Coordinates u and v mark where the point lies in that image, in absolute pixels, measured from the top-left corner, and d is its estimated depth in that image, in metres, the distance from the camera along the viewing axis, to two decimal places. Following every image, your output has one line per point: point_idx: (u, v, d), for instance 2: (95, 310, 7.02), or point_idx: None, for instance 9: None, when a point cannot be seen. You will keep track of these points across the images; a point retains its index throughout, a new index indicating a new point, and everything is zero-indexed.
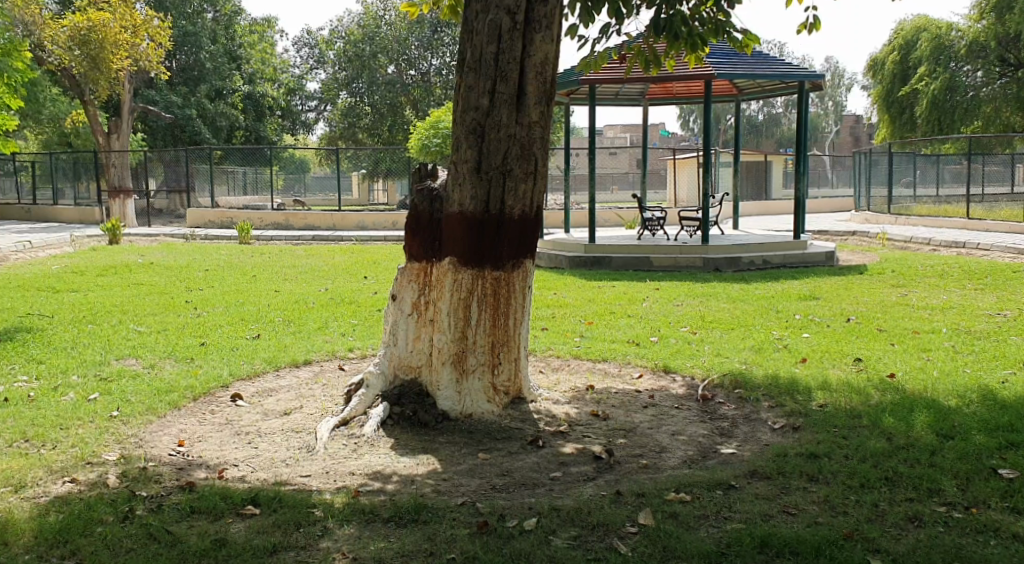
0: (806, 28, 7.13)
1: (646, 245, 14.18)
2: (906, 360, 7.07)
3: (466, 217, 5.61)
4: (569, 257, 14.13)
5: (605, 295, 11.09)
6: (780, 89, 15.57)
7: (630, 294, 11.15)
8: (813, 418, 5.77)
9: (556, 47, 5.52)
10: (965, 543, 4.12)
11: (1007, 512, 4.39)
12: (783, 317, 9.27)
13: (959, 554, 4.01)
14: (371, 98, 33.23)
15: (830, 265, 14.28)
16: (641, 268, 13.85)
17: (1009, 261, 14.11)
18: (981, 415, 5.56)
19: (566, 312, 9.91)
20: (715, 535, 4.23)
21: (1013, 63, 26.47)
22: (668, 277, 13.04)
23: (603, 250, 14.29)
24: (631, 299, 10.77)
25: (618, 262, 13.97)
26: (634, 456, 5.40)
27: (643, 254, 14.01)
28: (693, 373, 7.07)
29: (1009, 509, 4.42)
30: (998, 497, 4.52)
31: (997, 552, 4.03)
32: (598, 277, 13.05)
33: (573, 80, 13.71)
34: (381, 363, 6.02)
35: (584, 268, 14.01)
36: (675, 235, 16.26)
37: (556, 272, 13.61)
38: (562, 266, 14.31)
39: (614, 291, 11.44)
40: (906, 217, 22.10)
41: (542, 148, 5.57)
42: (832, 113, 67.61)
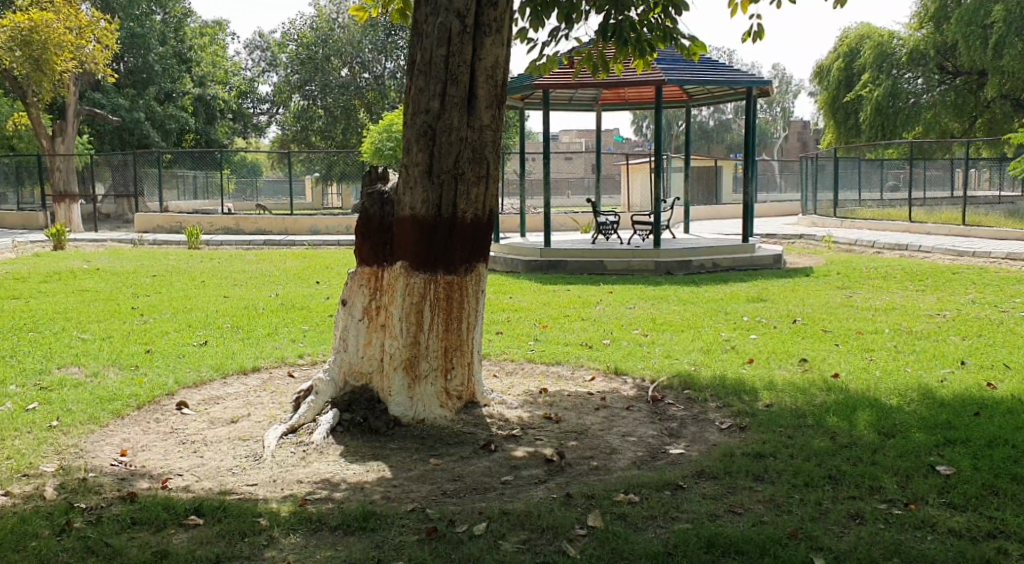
0: (750, 36, 7.37)
1: (601, 249, 14.29)
2: (849, 360, 7.21)
3: (418, 221, 5.61)
4: (525, 261, 14.23)
5: (558, 299, 11.14)
6: (728, 96, 15.87)
7: (584, 297, 11.22)
8: (759, 418, 5.86)
9: (506, 51, 5.58)
10: (904, 539, 4.19)
11: (943, 508, 4.47)
12: (731, 319, 9.37)
13: (897, 549, 4.08)
14: (325, 100, 32.98)
15: (777, 267, 14.45)
16: (595, 272, 13.98)
17: (948, 264, 14.48)
18: (919, 413, 5.69)
19: (520, 316, 9.93)
20: (661, 537, 4.25)
21: (951, 72, 27.41)
22: (621, 280, 13.15)
23: (558, 254, 14.37)
24: (585, 302, 10.83)
25: (573, 266, 14.07)
26: (585, 458, 5.41)
27: (596, 258, 14.12)
28: (643, 376, 7.13)
29: (945, 504, 4.50)
30: (936, 493, 4.60)
31: (933, 547, 4.11)
32: (553, 280, 13.10)
33: (527, 85, 13.75)
34: (330, 369, 5.96)
35: (539, 272, 14.10)
36: (628, 239, 16.37)
37: (511, 277, 13.64)
38: (518, 269, 14.36)
39: (567, 295, 11.50)
40: (851, 221, 22.62)
41: (494, 151, 5.62)
42: (780, 119, 69.02)
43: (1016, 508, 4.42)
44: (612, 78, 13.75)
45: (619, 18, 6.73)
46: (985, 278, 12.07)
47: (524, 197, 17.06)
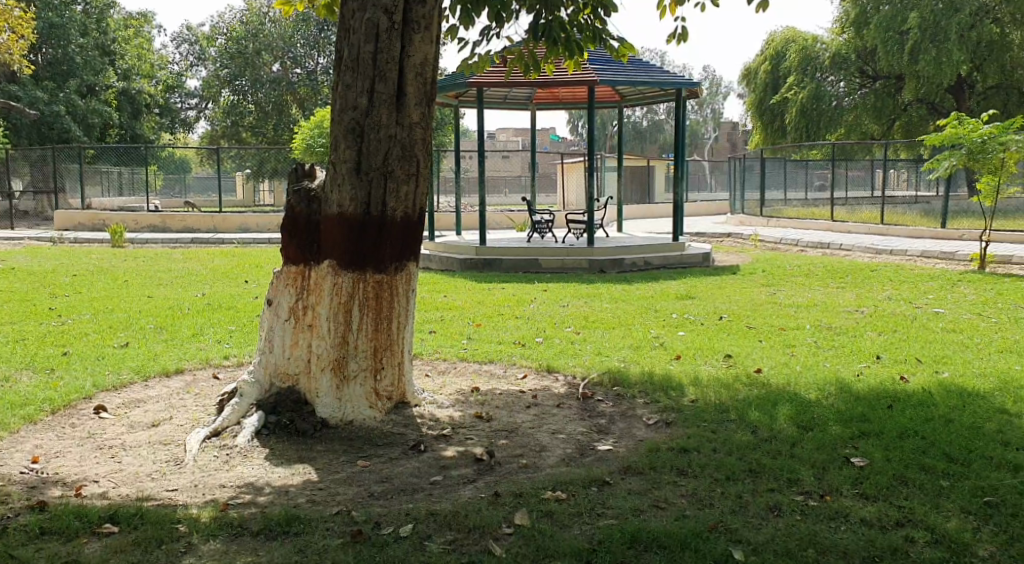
0: (676, 38, 7.49)
1: (536, 247, 14.35)
2: (772, 355, 7.38)
3: (346, 220, 5.54)
4: (461, 259, 14.21)
5: (492, 297, 11.13)
6: (660, 97, 16.08)
7: (518, 295, 11.25)
8: (685, 414, 5.95)
9: (435, 48, 5.56)
10: (819, 529, 4.30)
11: (856, 498, 4.60)
12: (661, 316, 9.50)
13: (812, 540, 4.18)
14: (256, 96, 32.40)
15: (706, 266, 14.72)
16: (529, 270, 14.02)
17: (868, 261, 14.91)
18: (837, 407, 5.85)
19: (453, 314, 9.91)
20: (586, 533, 4.29)
21: (871, 76, 27.95)
22: (555, 278, 13.21)
23: (493, 253, 14.37)
24: (519, 300, 10.85)
25: (508, 264, 14.08)
26: (515, 457, 5.42)
27: (531, 257, 14.17)
28: (574, 373, 7.18)
29: (859, 495, 4.63)
30: (850, 485, 4.73)
31: (846, 537, 4.22)
32: (487, 279, 13.09)
33: (460, 83, 13.69)
34: (255, 371, 5.86)
35: (475, 270, 14.08)
36: (563, 238, 16.46)
37: (446, 275, 13.61)
38: (453, 268, 14.33)
39: (501, 293, 11.51)
40: (778, 220, 23.14)
41: (424, 149, 5.60)
42: (710, 120, 70.18)
43: (925, 496, 4.56)
44: (545, 77, 13.78)
45: (549, 18, 6.77)
46: (902, 276, 12.46)
47: (458, 196, 17.01)
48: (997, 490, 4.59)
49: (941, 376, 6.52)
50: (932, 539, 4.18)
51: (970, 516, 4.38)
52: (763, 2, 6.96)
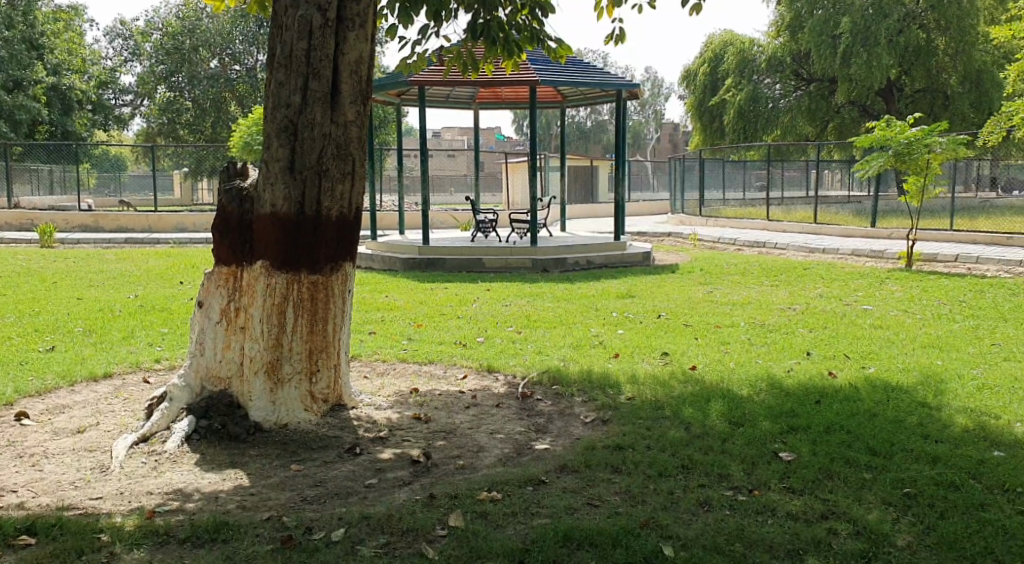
0: (613, 40, 7.54)
1: (479, 247, 14.32)
2: (707, 352, 7.47)
3: (279, 220, 5.45)
4: (403, 259, 14.13)
5: (435, 297, 11.08)
6: (601, 97, 16.20)
7: (461, 295, 11.23)
8: (621, 411, 5.99)
9: (370, 46, 5.51)
10: (747, 524, 4.36)
11: (784, 492, 4.68)
12: (601, 315, 9.56)
13: (740, 535, 4.24)
14: (193, 93, 31.72)
15: (647, 265, 14.86)
16: (473, 269, 13.98)
17: (803, 260, 15.22)
18: (768, 402, 5.94)
19: (395, 315, 9.83)
20: (520, 533, 4.28)
21: (805, 78, 28.89)
22: (498, 277, 13.19)
23: (435, 252, 14.31)
24: (461, 300, 10.82)
25: (451, 264, 14.03)
26: (452, 458, 5.40)
27: (474, 256, 14.12)
28: (514, 372, 7.17)
29: (786, 489, 4.71)
30: (778, 479, 4.81)
31: (773, 530, 4.28)
32: (429, 278, 13.02)
33: (402, 81, 13.58)
34: (185, 374, 5.73)
35: (418, 270, 14.01)
36: (506, 237, 16.47)
37: (388, 275, 13.51)
38: (395, 268, 14.24)
39: (444, 293, 11.46)
40: (716, 219, 23.49)
41: (359, 147, 5.54)
42: (653, 121, 70.92)
43: (849, 490, 4.66)
44: (487, 76, 13.76)
45: (488, 18, 6.75)
46: (832, 274, 12.74)
47: (400, 195, 16.89)
48: (916, 481, 4.71)
49: (868, 371, 6.68)
50: (854, 531, 4.27)
51: (890, 507, 4.48)
52: (696, 6, 7.04)
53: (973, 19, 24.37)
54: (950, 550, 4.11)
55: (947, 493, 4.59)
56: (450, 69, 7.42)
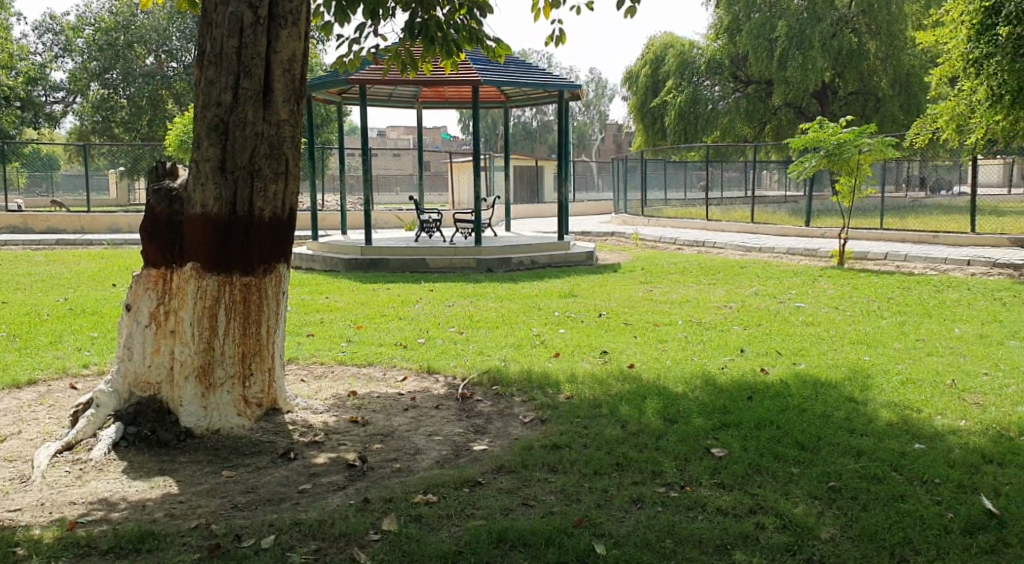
0: (552, 40, 7.56)
1: (422, 247, 14.22)
2: (645, 351, 7.53)
3: (210, 220, 5.33)
4: (345, 259, 13.97)
5: (377, 298, 10.96)
6: (544, 98, 16.23)
7: (403, 296, 11.14)
8: (559, 410, 5.99)
9: (303, 44, 5.43)
10: (677, 519, 4.39)
11: (715, 488, 4.72)
12: (543, 315, 9.57)
13: (671, 531, 4.26)
14: (128, 91, 30.91)
15: (591, 264, 14.92)
16: (417, 269, 13.88)
17: (742, 258, 15.44)
18: (702, 399, 6.00)
19: (336, 316, 9.70)
20: (453, 535, 4.26)
21: (743, 80, 29.12)
22: (441, 278, 13.12)
23: (378, 252, 14.19)
24: (403, 301, 10.72)
25: (395, 264, 13.91)
26: (388, 461, 5.33)
27: (418, 256, 14.02)
28: (454, 373, 7.13)
29: (717, 485, 4.75)
30: (709, 474, 4.86)
31: (704, 526, 4.32)
32: (371, 279, 12.89)
33: (341, 80, 13.41)
34: (113, 380, 5.56)
35: (360, 271, 13.86)
36: (450, 237, 16.39)
37: (330, 276, 13.34)
38: (337, 268, 14.08)
39: (386, 294, 11.34)
40: (657, 219, 23.72)
41: (292, 147, 5.45)
42: (598, 121, 71.39)
43: (776, 484, 4.72)
44: (429, 76, 13.67)
45: (425, 16, 6.70)
46: (768, 272, 12.96)
47: (343, 194, 16.70)
48: (841, 475, 4.80)
49: (798, 367, 6.79)
50: (779, 524, 4.33)
51: (816, 501, 4.55)
52: (632, 8, 7.10)
53: (901, 24, 25.13)
54: (870, 541, 4.18)
55: (869, 486, 4.67)
56: (389, 69, 7.32)
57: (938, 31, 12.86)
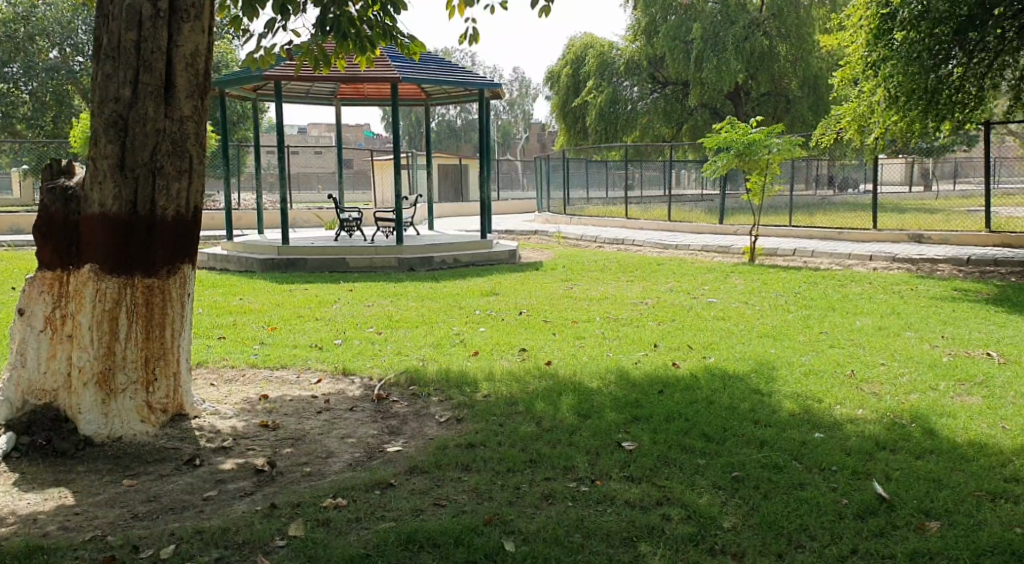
0: (467, 39, 7.52)
1: (341, 246, 14.00)
2: (562, 347, 7.54)
3: (109, 220, 5.13)
4: (261, 260, 13.67)
5: (294, 299, 10.74)
6: (464, 96, 16.17)
7: (321, 296, 10.93)
8: (475, 409, 5.95)
9: (207, 38, 5.26)
10: (587, 514, 4.40)
11: (625, 481, 4.74)
12: (463, 313, 9.52)
13: (580, 527, 4.26)
14: (30, 86, 29.65)
15: (513, 262, 14.92)
16: (335, 269, 13.66)
17: (660, 256, 15.65)
18: (615, 394, 6.03)
19: (250, 318, 9.47)
20: (362, 539, 4.19)
21: (662, 82, 29.67)
22: (360, 277, 12.93)
23: (296, 252, 13.93)
24: (321, 301, 10.53)
25: (312, 264, 13.66)
26: (299, 465, 5.21)
27: (336, 256, 13.81)
28: (370, 374, 7.02)
29: (627, 478, 4.78)
30: (620, 468, 4.88)
31: (612, 520, 4.33)
32: (288, 279, 12.64)
33: (255, 76, 13.10)
34: (5, 388, 5.31)
35: (277, 271, 13.58)
36: (371, 236, 16.18)
37: (246, 277, 13.03)
38: (253, 269, 13.78)
39: (303, 295, 11.13)
40: (580, 218, 23.90)
41: (197, 144, 5.27)
42: (521, 120, 71.59)
43: (683, 476, 4.77)
44: (346, 73, 13.47)
45: (338, 12, 6.58)
46: (684, 269, 13.16)
47: (260, 193, 16.35)
48: (744, 465, 4.88)
49: (708, 361, 6.90)
50: (685, 515, 4.37)
51: (720, 491, 4.62)
52: (546, 7, 7.11)
53: (809, 28, 25.91)
54: (768, 529, 4.26)
55: (770, 475, 4.76)
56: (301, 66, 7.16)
57: (840, 35, 13.22)
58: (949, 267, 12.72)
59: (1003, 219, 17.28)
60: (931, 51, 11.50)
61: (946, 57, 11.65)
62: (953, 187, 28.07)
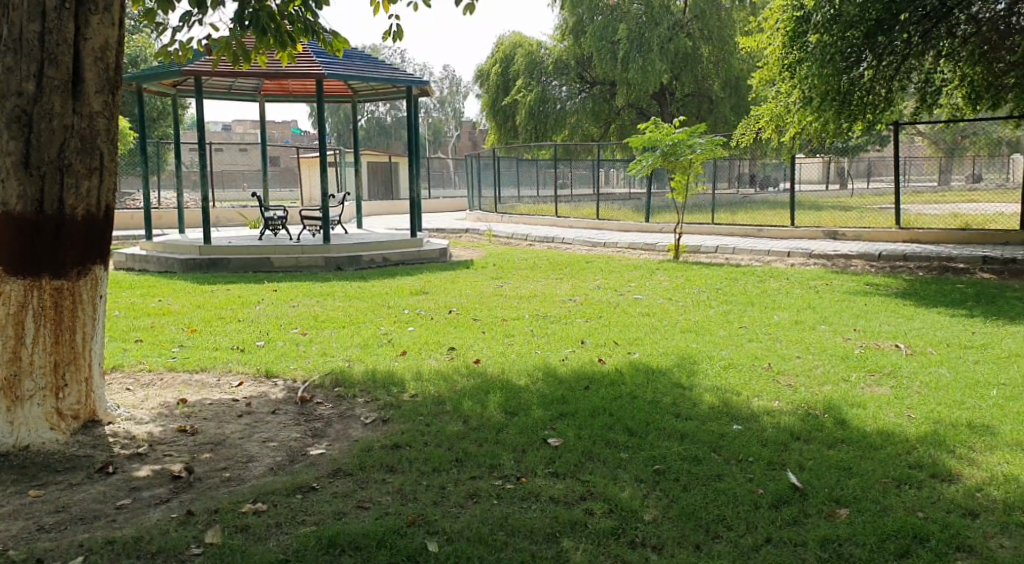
0: (391, 36, 7.45)
1: (266, 246, 13.72)
2: (491, 346, 7.52)
3: (13, 220, 4.91)
4: (181, 260, 13.32)
5: (216, 300, 10.48)
6: (391, 93, 16.02)
7: (245, 297, 10.70)
8: (401, 410, 5.89)
9: (117, 32, 5.09)
10: (511, 512, 4.38)
11: (550, 477, 4.75)
12: (392, 313, 9.42)
13: (505, 525, 4.25)
14: None
15: (443, 261, 14.85)
16: (260, 269, 13.39)
17: (589, 253, 15.76)
18: (542, 391, 6.04)
19: (169, 320, 9.21)
20: (282, 544, 4.11)
21: (590, 81, 29.86)
22: (285, 277, 12.70)
23: (218, 252, 13.62)
24: (244, 302, 10.31)
25: (236, 263, 13.37)
26: (218, 470, 5.08)
27: (261, 255, 13.54)
28: (294, 377, 6.88)
29: (551, 474, 4.79)
30: (545, 464, 4.88)
31: (536, 517, 4.33)
32: (209, 280, 12.34)
33: (174, 72, 12.76)
34: None
35: (199, 271, 13.26)
36: (297, 235, 15.91)
37: (166, 278, 12.69)
38: (173, 269, 13.42)
39: (226, 295, 10.87)
40: (510, 216, 23.93)
41: (107, 141, 5.10)
42: (452, 118, 71.38)
43: (606, 470, 4.80)
44: (270, 68, 13.22)
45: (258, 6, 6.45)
46: (612, 266, 13.27)
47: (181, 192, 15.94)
48: (665, 458, 4.93)
49: (633, 356, 6.96)
50: (608, 509, 4.40)
51: (642, 484, 4.66)
52: (470, 5, 7.10)
53: (731, 31, 26.39)
54: (688, 520, 4.31)
55: (691, 467, 4.82)
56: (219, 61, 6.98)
57: (758, 37, 13.50)
58: (862, 262, 13.10)
59: (914, 216, 17.91)
60: (843, 54, 11.83)
61: (857, 60, 12.03)
62: (869, 185, 28.92)
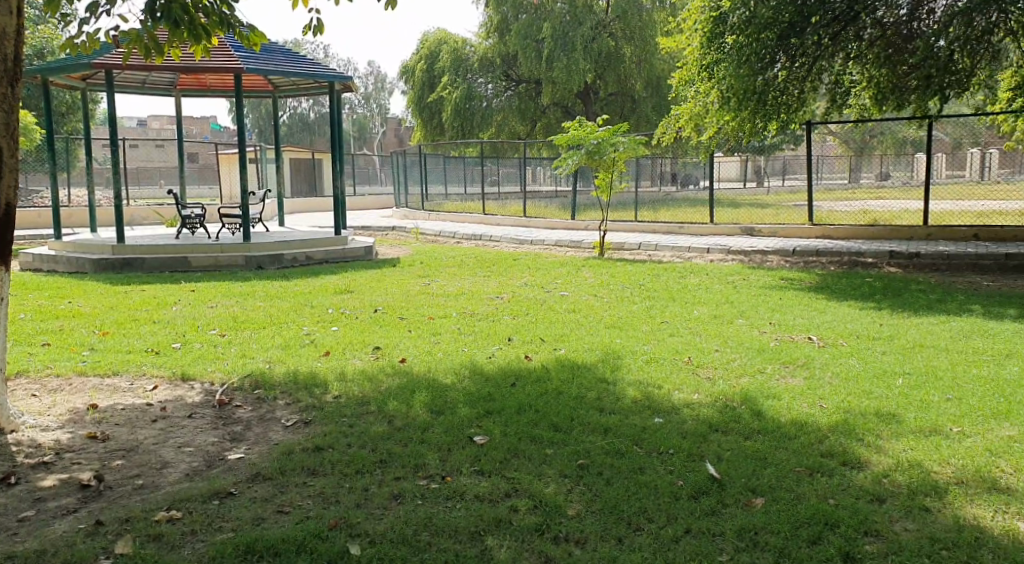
0: (310, 30, 7.31)
1: (183, 246, 13.34)
2: (417, 345, 7.44)
3: None
4: (93, 260, 12.87)
5: (130, 301, 10.14)
6: (314, 88, 15.76)
7: (161, 298, 10.37)
8: (324, 411, 5.77)
9: (15, 20, 4.86)
10: (435, 511, 4.33)
11: (474, 475, 4.71)
12: (315, 312, 9.25)
13: (429, 525, 4.20)
14: None
15: (369, 259, 14.67)
16: (177, 269, 13.01)
17: (515, 251, 15.77)
18: (468, 389, 5.99)
19: (79, 322, 8.87)
20: (198, 553, 3.98)
21: (515, 79, 29.91)
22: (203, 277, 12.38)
23: (132, 251, 13.20)
24: (160, 303, 10.00)
25: (151, 263, 12.97)
26: (130, 477, 4.89)
27: (178, 255, 13.16)
28: (212, 379, 6.69)
29: (476, 472, 4.75)
30: (471, 463, 4.84)
31: (460, 515, 4.28)
32: (122, 280, 11.94)
33: (84, 64, 12.29)
34: None
35: (112, 271, 12.83)
36: (216, 234, 15.53)
37: (77, 278, 12.25)
38: (85, 270, 12.96)
39: (141, 296, 10.53)
40: (437, 214, 23.80)
41: (6, 135, 4.86)
42: (377, 115, 70.73)
43: (531, 466, 4.78)
44: (186, 62, 12.85)
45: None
46: (538, 263, 13.30)
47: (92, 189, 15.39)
48: (589, 453, 4.94)
49: (559, 353, 6.97)
50: (532, 506, 4.38)
51: (566, 479, 4.66)
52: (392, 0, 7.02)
53: (652, 31, 26.73)
54: (610, 513, 4.32)
55: (614, 461, 4.84)
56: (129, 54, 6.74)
57: (677, 38, 13.74)
58: (778, 258, 13.40)
59: (829, 213, 18.43)
60: (758, 55, 12.11)
61: (772, 61, 12.31)
62: (786, 184, 29.66)
